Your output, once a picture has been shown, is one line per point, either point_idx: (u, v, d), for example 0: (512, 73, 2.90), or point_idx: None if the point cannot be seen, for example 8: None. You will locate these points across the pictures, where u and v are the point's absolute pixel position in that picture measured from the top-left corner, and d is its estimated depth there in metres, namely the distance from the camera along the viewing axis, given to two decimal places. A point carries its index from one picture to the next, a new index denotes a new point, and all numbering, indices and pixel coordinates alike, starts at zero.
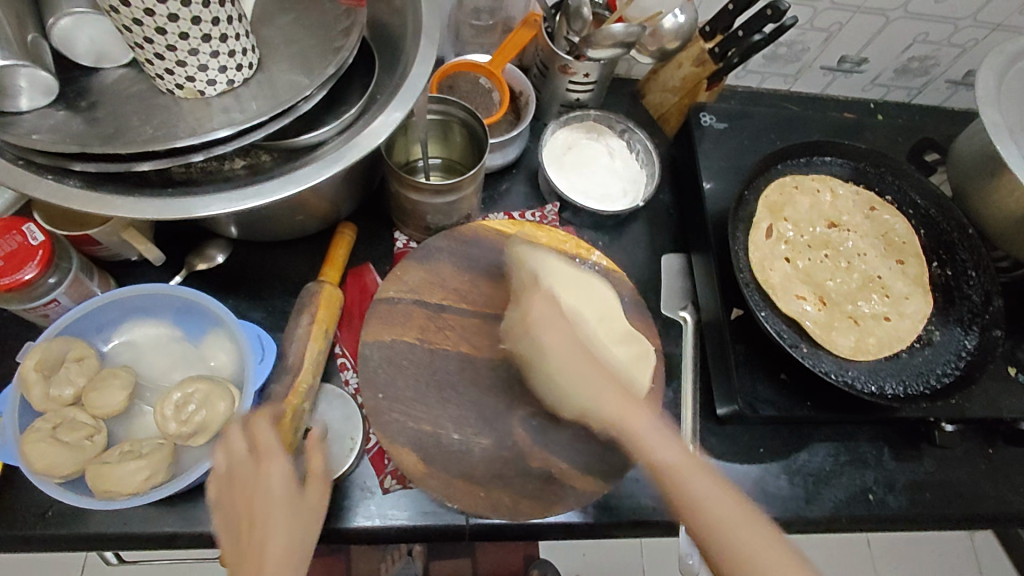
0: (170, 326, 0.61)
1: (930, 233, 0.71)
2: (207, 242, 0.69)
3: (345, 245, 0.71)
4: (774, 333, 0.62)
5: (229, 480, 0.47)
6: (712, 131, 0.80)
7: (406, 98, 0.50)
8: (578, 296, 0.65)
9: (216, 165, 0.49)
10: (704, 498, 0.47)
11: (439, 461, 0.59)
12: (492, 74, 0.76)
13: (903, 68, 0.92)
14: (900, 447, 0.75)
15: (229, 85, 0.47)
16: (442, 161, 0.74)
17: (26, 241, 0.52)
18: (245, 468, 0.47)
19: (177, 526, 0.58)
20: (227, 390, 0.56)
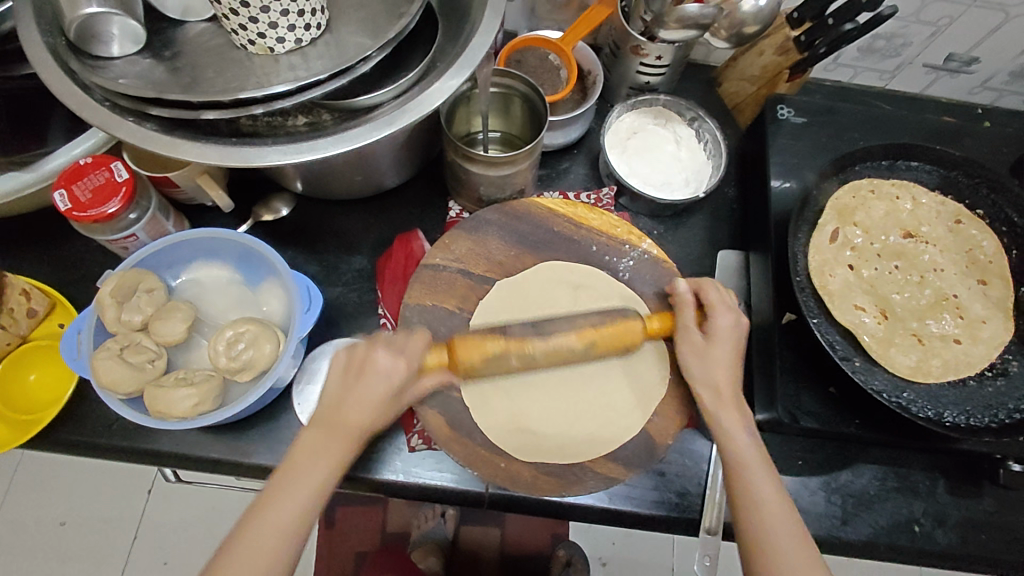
0: (231, 269, 0.66)
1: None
2: (274, 195, 0.73)
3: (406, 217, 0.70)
4: (825, 342, 0.59)
5: (359, 373, 0.54)
6: (789, 125, 0.77)
7: (464, 67, 0.50)
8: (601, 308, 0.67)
9: (279, 120, 0.52)
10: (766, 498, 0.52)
11: (465, 427, 0.61)
12: (561, 50, 0.75)
13: (1021, 71, 0.83)
14: (959, 480, 0.70)
15: (297, 44, 0.49)
16: (501, 135, 0.74)
17: (113, 177, 0.57)
18: (374, 384, 0.54)
19: (222, 453, 0.63)
20: (273, 333, 0.60)
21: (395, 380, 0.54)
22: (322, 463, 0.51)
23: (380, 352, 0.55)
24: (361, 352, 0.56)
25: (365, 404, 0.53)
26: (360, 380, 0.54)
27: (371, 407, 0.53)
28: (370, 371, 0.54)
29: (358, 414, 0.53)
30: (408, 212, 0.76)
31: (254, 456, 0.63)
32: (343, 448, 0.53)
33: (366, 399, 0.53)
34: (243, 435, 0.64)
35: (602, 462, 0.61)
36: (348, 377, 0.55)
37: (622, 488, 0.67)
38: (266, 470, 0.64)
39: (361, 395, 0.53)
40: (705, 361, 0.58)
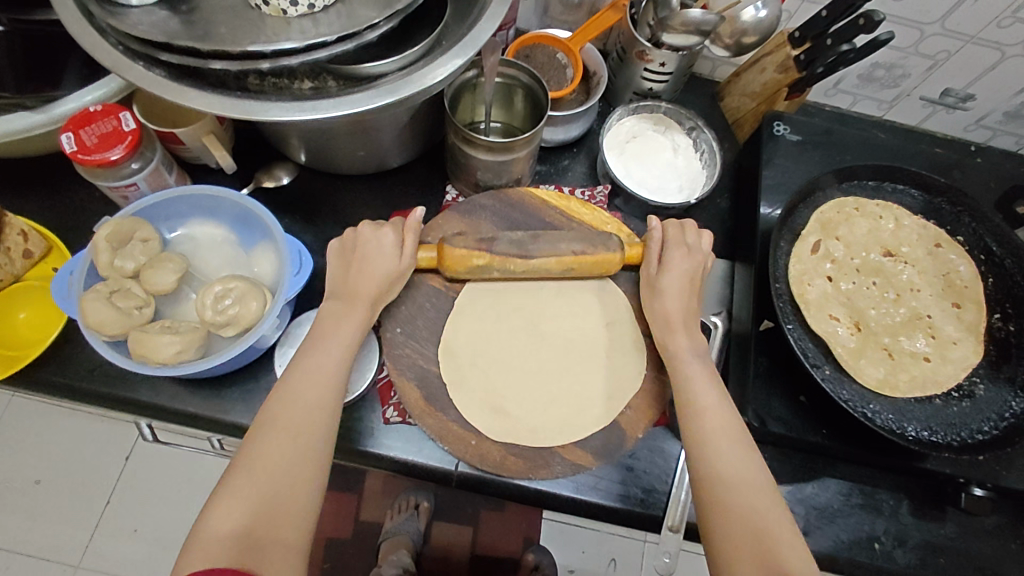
0: (227, 230, 0.67)
1: (999, 282, 0.66)
2: (277, 163, 0.75)
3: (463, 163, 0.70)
4: (797, 347, 0.60)
5: (358, 250, 0.61)
6: (785, 142, 0.79)
7: (468, 47, 0.52)
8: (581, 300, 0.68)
9: (286, 82, 0.54)
10: (733, 468, 0.53)
11: (440, 402, 0.62)
12: (570, 50, 0.77)
13: (1015, 112, 0.85)
14: (923, 503, 0.70)
15: (309, 9, 0.51)
16: (503, 125, 0.76)
17: (120, 126, 0.58)
18: (374, 246, 0.61)
19: (199, 407, 0.64)
20: (261, 292, 0.61)
21: (387, 247, 0.61)
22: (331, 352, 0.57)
23: (370, 227, 0.62)
24: (355, 234, 0.62)
25: (375, 267, 0.60)
26: (357, 261, 0.61)
27: (369, 276, 0.60)
28: (367, 244, 0.61)
29: (367, 283, 0.60)
30: (406, 192, 0.77)
31: (230, 414, 0.64)
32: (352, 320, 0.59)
33: (367, 258, 0.60)
34: (222, 392, 0.65)
35: (570, 448, 0.62)
36: (351, 257, 0.61)
37: (589, 479, 0.67)
38: (241, 428, 0.64)
39: (364, 266, 0.60)
40: (656, 293, 0.63)
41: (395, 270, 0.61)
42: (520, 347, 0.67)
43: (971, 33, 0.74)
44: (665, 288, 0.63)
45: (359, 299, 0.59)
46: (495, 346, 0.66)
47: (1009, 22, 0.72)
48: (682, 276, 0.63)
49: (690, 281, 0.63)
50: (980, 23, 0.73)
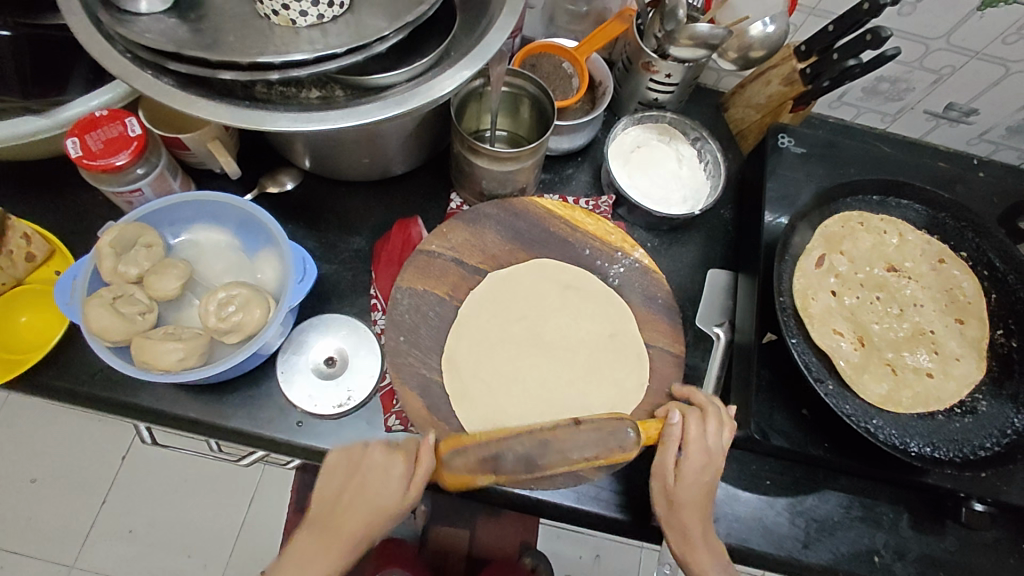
0: (231, 235, 0.67)
1: (1002, 298, 0.66)
2: (281, 168, 0.75)
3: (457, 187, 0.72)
4: (801, 362, 0.60)
5: (362, 480, 0.58)
6: (789, 155, 0.79)
7: (476, 59, 0.52)
8: (587, 311, 0.69)
9: (293, 91, 0.54)
10: None
11: (443, 412, 0.62)
12: (575, 60, 0.77)
13: (1018, 127, 0.85)
14: (923, 517, 0.70)
15: (318, 19, 0.51)
16: (508, 134, 0.76)
17: (126, 132, 0.58)
18: (379, 482, 0.58)
19: (200, 413, 0.64)
20: (264, 299, 0.61)
21: (387, 503, 0.58)
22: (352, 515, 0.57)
23: (378, 449, 0.60)
24: (355, 454, 0.60)
25: (363, 524, 0.57)
26: (359, 474, 0.59)
27: (382, 476, 0.58)
28: (368, 465, 0.59)
29: (357, 519, 0.57)
30: (410, 199, 0.77)
31: (231, 420, 0.64)
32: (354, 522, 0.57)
33: (369, 492, 0.58)
34: (223, 398, 0.65)
35: (571, 459, 0.62)
36: (350, 483, 0.59)
37: (590, 489, 0.67)
38: (242, 435, 0.64)
39: (361, 494, 0.58)
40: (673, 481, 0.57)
41: (392, 509, 0.58)
42: (520, 351, 0.67)
43: (976, 49, 0.75)
44: (683, 482, 0.58)
45: (367, 504, 0.57)
46: (497, 351, 0.67)
47: (1014, 39, 0.72)
48: (694, 482, 0.58)
49: (705, 444, 0.58)
50: (985, 40, 0.73)
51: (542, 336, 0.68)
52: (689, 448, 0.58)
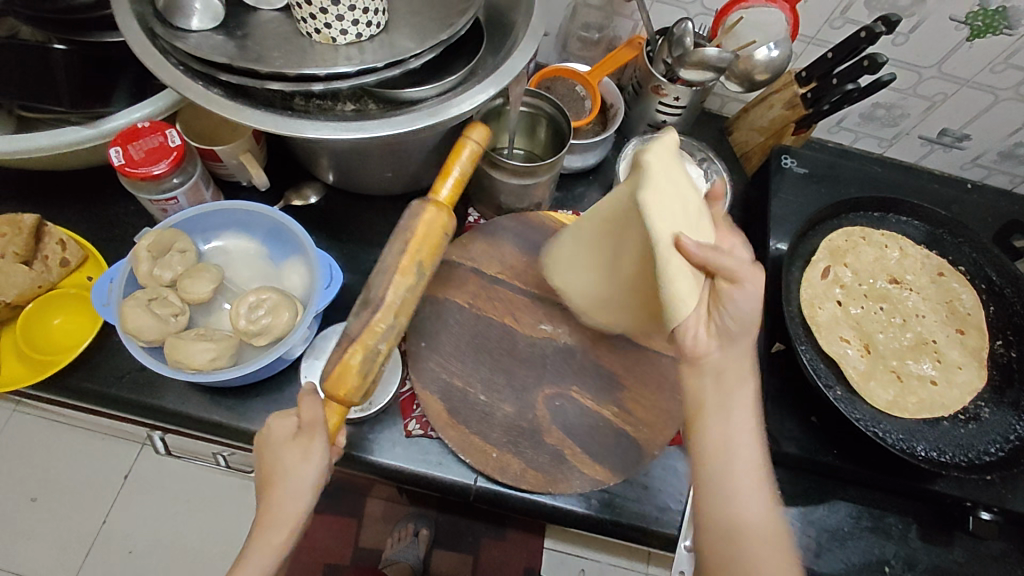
0: (259, 244, 0.70)
1: (1000, 310, 0.69)
2: (306, 182, 0.78)
3: (466, 155, 0.60)
4: (809, 367, 0.63)
5: (273, 456, 0.53)
6: (791, 174, 0.83)
7: (504, 75, 0.56)
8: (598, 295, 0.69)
9: (330, 104, 0.57)
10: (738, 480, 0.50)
11: (462, 415, 0.64)
12: (588, 83, 0.82)
13: (1009, 152, 0.89)
14: (932, 528, 0.71)
15: (357, 38, 0.55)
16: (525, 152, 0.79)
17: (166, 142, 0.61)
18: (282, 457, 0.52)
19: (225, 417, 0.65)
20: (293, 303, 0.63)
21: (304, 484, 0.51)
22: (274, 498, 0.52)
23: (277, 420, 0.53)
24: (263, 434, 0.55)
25: (288, 501, 0.51)
26: (270, 451, 0.53)
27: (287, 445, 0.52)
28: (277, 435, 0.53)
29: (284, 495, 0.51)
30: None
31: (255, 423, 0.65)
32: (275, 503, 0.52)
33: (274, 473, 0.52)
34: (247, 402, 0.66)
35: (589, 464, 0.63)
36: (267, 468, 0.53)
37: (604, 496, 0.67)
38: None
39: (275, 465, 0.52)
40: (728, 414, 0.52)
41: (300, 468, 0.51)
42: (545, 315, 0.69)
43: (966, 77, 0.79)
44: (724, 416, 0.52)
45: (287, 475, 0.51)
46: (518, 354, 0.68)
47: (1002, 68, 0.77)
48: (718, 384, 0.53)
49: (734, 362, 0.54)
50: (975, 68, 0.78)
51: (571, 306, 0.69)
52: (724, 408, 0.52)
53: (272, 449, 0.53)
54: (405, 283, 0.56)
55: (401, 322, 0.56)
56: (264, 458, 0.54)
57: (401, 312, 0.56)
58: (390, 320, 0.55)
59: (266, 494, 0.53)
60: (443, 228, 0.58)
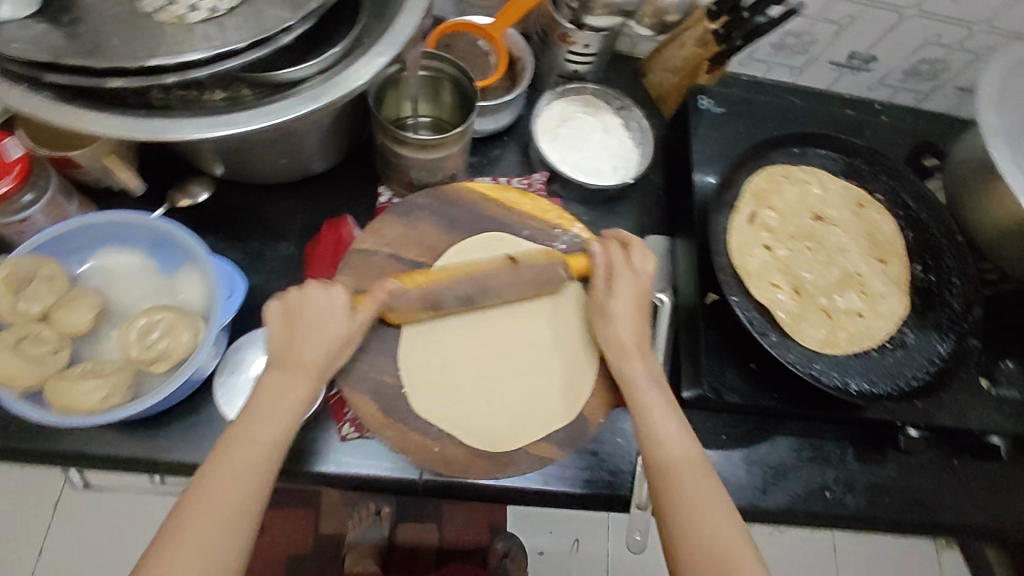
0: (144, 256, 0.62)
1: (917, 235, 0.71)
2: (191, 179, 0.70)
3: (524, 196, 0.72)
4: (745, 318, 0.62)
5: (301, 314, 0.56)
6: (710, 115, 0.83)
7: (393, 42, 0.51)
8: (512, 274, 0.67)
9: (194, 93, 0.49)
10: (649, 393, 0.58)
11: (398, 413, 0.61)
12: (491, 37, 0.76)
13: (913, 70, 0.90)
14: (865, 448, 0.75)
15: (211, 13, 0.47)
16: (432, 120, 0.73)
17: (4, 154, 0.54)
18: (315, 324, 0.56)
19: (136, 451, 0.59)
20: (192, 321, 0.56)
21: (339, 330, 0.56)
22: (262, 431, 0.51)
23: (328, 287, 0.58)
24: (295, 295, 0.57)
25: (310, 352, 0.55)
26: (303, 324, 0.56)
27: (289, 423, 0.52)
28: (311, 306, 0.56)
29: (314, 353, 0.55)
30: (336, 197, 0.74)
31: (172, 454, 0.60)
32: (314, 352, 0.55)
33: (319, 331, 0.55)
34: (159, 431, 0.60)
35: (536, 444, 0.62)
36: (293, 325, 0.56)
37: (556, 469, 0.66)
38: (186, 468, 0.60)
39: (306, 328, 0.55)
40: (608, 318, 0.61)
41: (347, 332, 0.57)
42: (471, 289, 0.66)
43: None
44: (619, 313, 0.61)
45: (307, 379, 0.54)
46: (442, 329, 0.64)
47: None
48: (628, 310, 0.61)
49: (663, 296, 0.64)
50: None
51: None
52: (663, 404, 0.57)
53: (313, 306, 0.56)
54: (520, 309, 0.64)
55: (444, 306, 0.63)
56: (285, 320, 0.56)
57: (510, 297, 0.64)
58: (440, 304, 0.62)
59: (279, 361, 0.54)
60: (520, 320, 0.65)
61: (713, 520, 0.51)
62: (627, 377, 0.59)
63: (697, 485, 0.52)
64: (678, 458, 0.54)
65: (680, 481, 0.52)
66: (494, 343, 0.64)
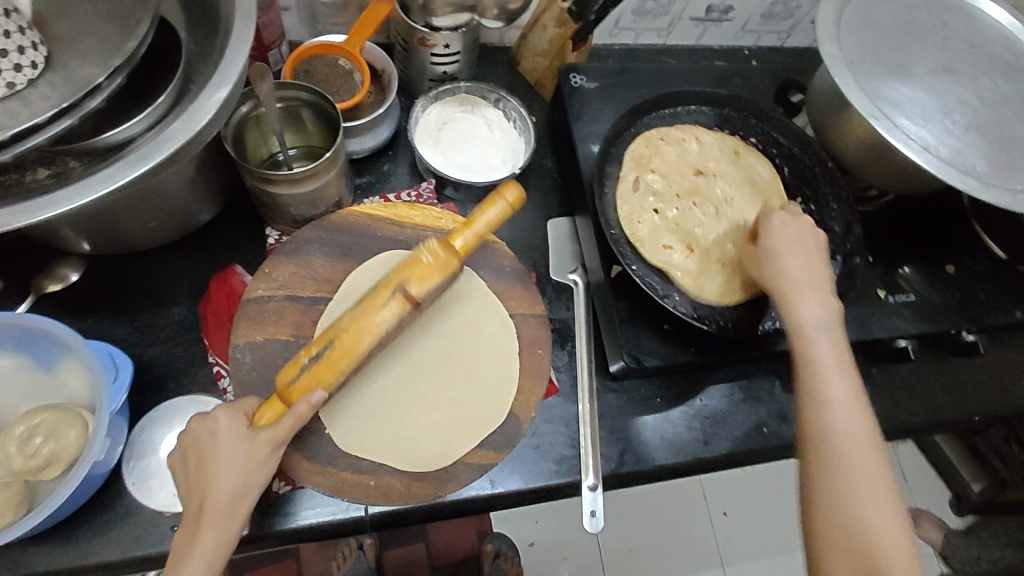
0: (15, 356, 0.57)
1: (794, 169, 0.77)
2: (58, 262, 0.66)
3: (413, 207, 0.70)
4: (646, 283, 0.65)
5: (204, 454, 0.49)
6: (585, 91, 0.80)
7: (222, 80, 0.49)
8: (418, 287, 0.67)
9: (17, 176, 0.47)
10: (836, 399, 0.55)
11: (325, 456, 0.59)
12: (351, 54, 0.73)
13: (769, 12, 0.93)
14: (791, 378, 0.78)
15: (10, 89, 0.43)
16: (302, 149, 0.71)
17: None
18: (220, 455, 0.49)
19: (50, 563, 0.55)
20: (75, 416, 0.53)
21: (241, 457, 0.49)
22: (199, 544, 0.46)
23: (218, 419, 0.50)
24: (196, 430, 0.50)
25: (222, 489, 0.48)
26: (206, 459, 0.49)
27: (232, 496, 0.48)
28: (213, 446, 0.49)
29: (218, 493, 0.48)
30: (222, 248, 0.71)
31: (92, 555, 0.56)
32: (220, 489, 0.48)
33: (221, 471, 0.48)
34: (74, 535, 0.57)
35: (472, 452, 0.61)
36: (197, 465, 0.49)
37: (499, 472, 0.67)
38: (111, 566, 0.57)
39: (209, 466, 0.48)
40: (802, 299, 0.59)
41: (253, 460, 0.49)
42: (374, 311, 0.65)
43: None
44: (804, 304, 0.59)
45: (228, 518, 0.48)
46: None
47: None
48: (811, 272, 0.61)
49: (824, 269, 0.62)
50: None
51: None
52: (832, 371, 0.56)
53: (209, 444, 0.49)
54: (393, 312, 0.53)
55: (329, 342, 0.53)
56: (194, 457, 0.50)
57: (364, 302, 0.54)
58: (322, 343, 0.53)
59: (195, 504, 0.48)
60: (440, 266, 0.55)
61: (876, 492, 0.52)
62: (812, 390, 0.56)
63: (862, 460, 0.53)
64: (851, 434, 0.54)
65: (845, 462, 0.53)
66: (369, 314, 0.53)
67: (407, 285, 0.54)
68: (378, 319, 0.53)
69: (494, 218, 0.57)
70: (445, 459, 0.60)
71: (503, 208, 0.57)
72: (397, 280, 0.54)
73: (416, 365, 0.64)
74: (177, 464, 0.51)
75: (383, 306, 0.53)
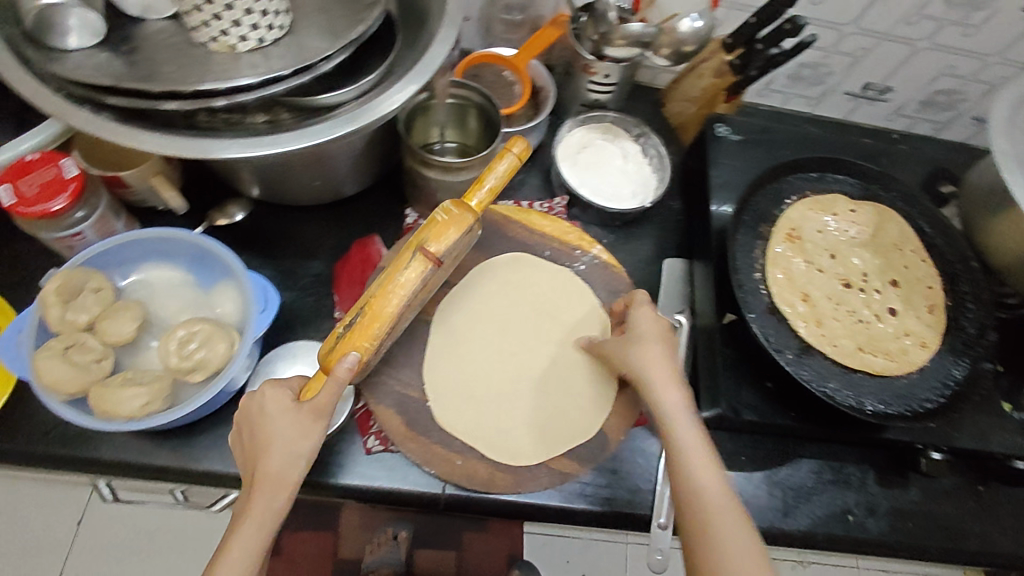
0: (184, 272, 0.65)
1: (936, 259, 0.75)
2: (230, 201, 0.74)
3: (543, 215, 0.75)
4: (760, 333, 0.65)
5: (257, 424, 0.52)
6: (727, 142, 0.81)
7: (425, 71, 0.54)
8: (533, 294, 0.71)
9: (238, 117, 0.54)
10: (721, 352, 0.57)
11: (422, 426, 0.62)
12: (515, 67, 0.79)
13: (929, 100, 0.92)
14: (886, 472, 0.74)
15: (259, 43, 0.51)
16: (457, 145, 0.76)
17: (62, 174, 0.58)
18: (275, 426, 0.51)
19: (167, 459, 0.61)
20: (228, 333, 0.59)
21: (287, 432, 0.50)
22: (255, 511, 0.48)
23: (265, 393, 0.53)
24: (247, 408, 0.53)
25: (278, 462, 0.49)
26: (259, 429, 0.51)
27: (286, 473, 0.49)
28: (262, 419, 0.51)
29: (270, 465, 0.49)
30: (366, 218, 0.77)
31: (202, 462, 0.62)
32: (270, 460, 0.49)
33: (272, 441, 0.50)
34: (191, 440, 0.62)
35: (555, 458, 0.63)
36: (252, 439, 0.51)
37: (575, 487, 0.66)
38: (214, 477, 0.62)
39: (258, 438, 0.51)
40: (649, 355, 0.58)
41: (302, 441, 0.50)
42: (500, 309, 0.70)
43: (883, 31, 0.81)
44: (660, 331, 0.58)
45: (278, 485, 0.49)
46: (471, 350, 0.67)
47: (917, 19, 0.78)
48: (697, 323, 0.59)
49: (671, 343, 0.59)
50: (890, 22, 0.79)
51: (522, 291, 0.71)
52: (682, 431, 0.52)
53: (260, 418, 0.52)
54: (415, 271, 0.56)
55: (359, 305, 0.56)
56: (249, 433, 0.52)
57: (390, 266, 0.57)
58: (358, 310, 0.56)
59: (251, 476, 0.50)
60: (460, 225, 0.57)
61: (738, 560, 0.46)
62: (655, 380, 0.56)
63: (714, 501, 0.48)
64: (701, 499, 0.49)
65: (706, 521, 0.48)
66: (393, 277, 0.56)
67: (425, 243, 0.57)
68: (402, 278, 0.55)
69: (503, 172, 0.59)
70: (530, 459, 0.62)
71: (511, 163, 0.59)
72: (417, 241, 0.57)
73: (521, 365, 0.67)
74: (235, 437, 0.54)
75: (407, 266, 0.56)
